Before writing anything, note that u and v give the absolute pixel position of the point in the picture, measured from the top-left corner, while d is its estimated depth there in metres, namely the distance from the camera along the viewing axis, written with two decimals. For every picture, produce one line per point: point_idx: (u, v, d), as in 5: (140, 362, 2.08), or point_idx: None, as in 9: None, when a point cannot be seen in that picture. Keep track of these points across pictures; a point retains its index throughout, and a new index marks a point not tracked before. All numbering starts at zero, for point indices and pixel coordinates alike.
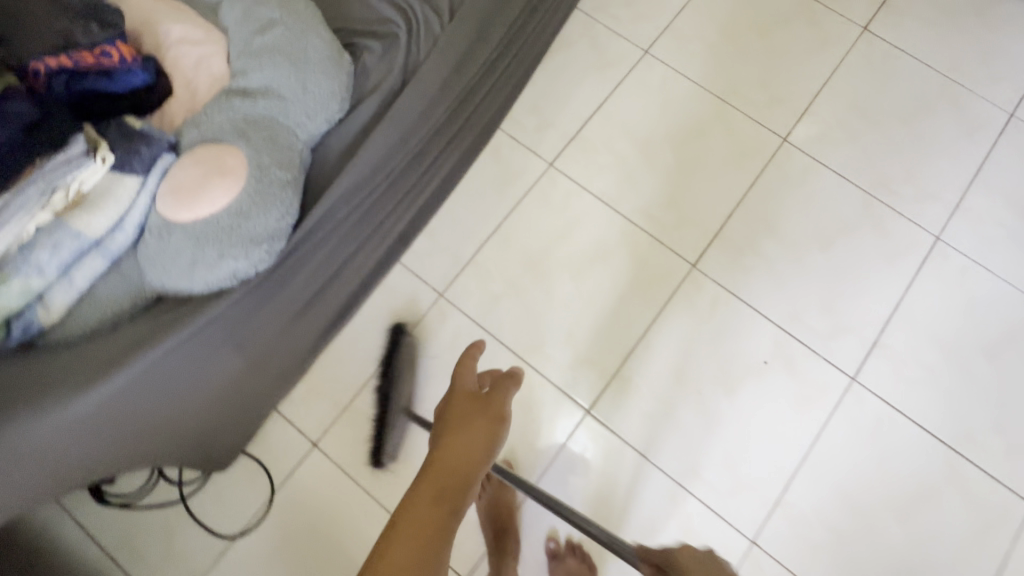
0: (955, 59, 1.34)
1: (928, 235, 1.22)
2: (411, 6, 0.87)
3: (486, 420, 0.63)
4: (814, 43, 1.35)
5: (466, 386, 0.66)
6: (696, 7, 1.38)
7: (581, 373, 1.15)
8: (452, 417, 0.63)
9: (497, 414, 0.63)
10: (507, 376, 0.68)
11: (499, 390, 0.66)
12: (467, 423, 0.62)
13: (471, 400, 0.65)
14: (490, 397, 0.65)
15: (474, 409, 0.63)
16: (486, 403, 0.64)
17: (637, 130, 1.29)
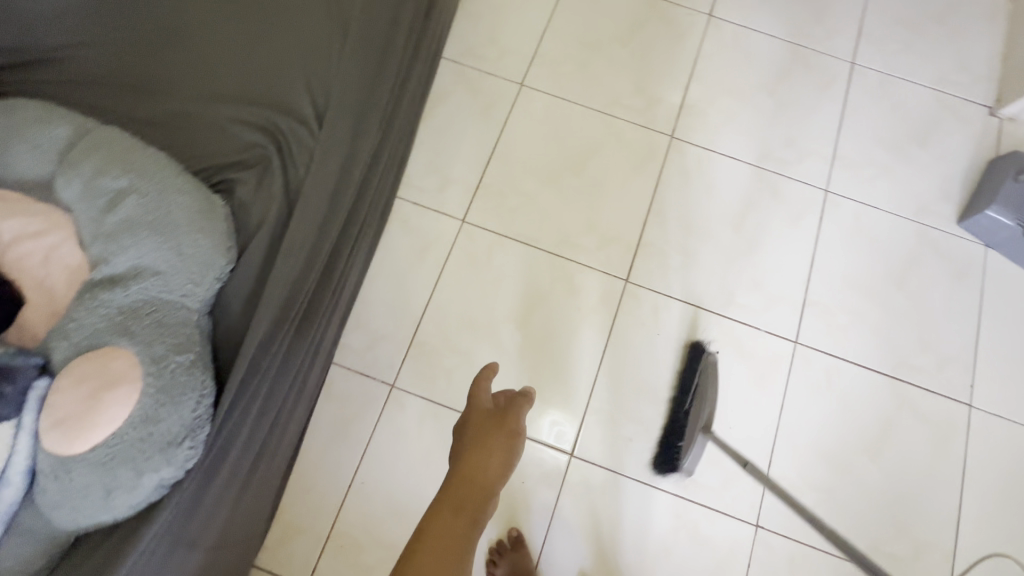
0: (793, 24, 1.45)
1: (818, 190, 1.31)
2: (275, 123, 0.80)
3: (503, 439, 0.66)
4: (671, 39, 1.42)
5: (482, 404, 0.70)
6: (555, 30, 1.41)
7: (555, 419, 1.14)
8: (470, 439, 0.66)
9: (512, 431, 0.67)
10: (521, 395, 0.71)
11: (513, 404, 0.69)
12: (486, 441, 0.65)
13: (485, 420, 0.68)
14: (503, 412, 0.68)
15: (488, 426, 0.67)
16: (501, 419, 0.67)
17: (536, 164, 1.29)
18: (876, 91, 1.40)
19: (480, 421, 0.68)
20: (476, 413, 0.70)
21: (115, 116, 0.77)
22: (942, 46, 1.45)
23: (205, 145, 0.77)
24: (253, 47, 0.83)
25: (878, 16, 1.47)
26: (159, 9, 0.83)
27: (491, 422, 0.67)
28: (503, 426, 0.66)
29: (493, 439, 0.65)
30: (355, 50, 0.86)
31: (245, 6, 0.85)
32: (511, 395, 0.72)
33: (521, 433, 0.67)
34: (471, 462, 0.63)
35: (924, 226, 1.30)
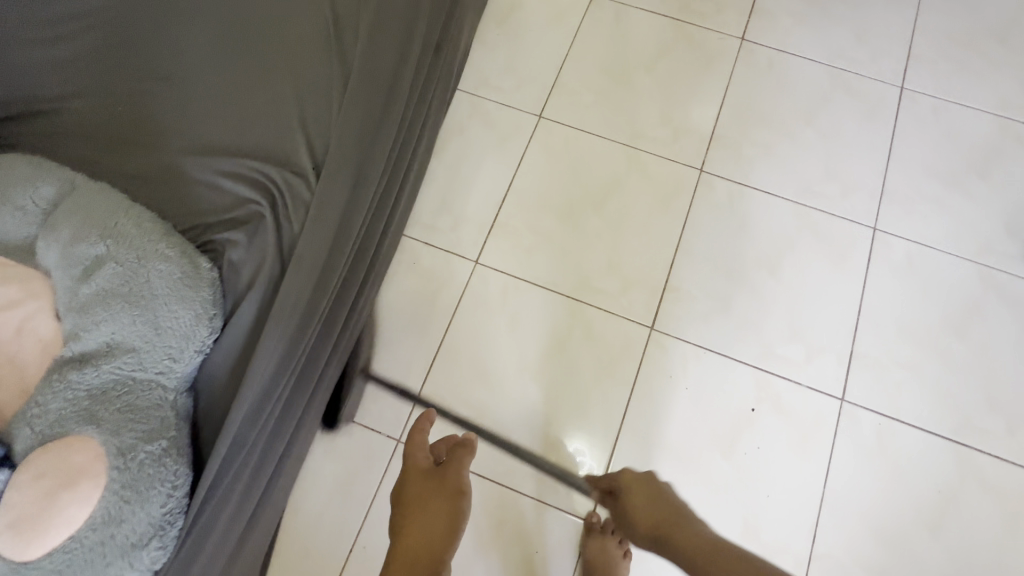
0: (835, 47, 1.35)
1: (864, 228, 1.20)
2: (270, 175, 0.75)
3: (444, 499, 0.77)
4: (700, 65, 1.33)
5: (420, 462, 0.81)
6: (576, 58, 1.34)
7: (573, 449, 1.06)
8: (415, 506, 0.77)
9: (455, 490, 0.78)
10: (461, 446, 0.82)
11: (454, 463, 0.81)
12: (426, 502, 0.77)
13: (426, 480, 0.80)
14: (444, 472, 0.80)
15: (431, 488, 0.79)
16: (441, 479, 0.79)
17: (554, 201, 1.22)
18: (928, 118, 1.28)
19: (417, 477, 0.80)
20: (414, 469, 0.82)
21: (107, 170, 0.74)
22: (1003, 67, 1.32)
23: (196, 201, 0.73)
24: (251, 93, 0.79)
25: (929, 37, 1.35)
26: (158, 58, 0.80)
27: (432, 484, 0.79)
28: (446, 487, 0.78)
29: (436, 500, 0.77)
30: (357, 94, 0.80)
31: (245, 52, 0.81)
32: (451, 449, 0.83)
33: (464, 492, 0.78)
34: (415, 534, 0.74)
35: (988, 268, 1.17)
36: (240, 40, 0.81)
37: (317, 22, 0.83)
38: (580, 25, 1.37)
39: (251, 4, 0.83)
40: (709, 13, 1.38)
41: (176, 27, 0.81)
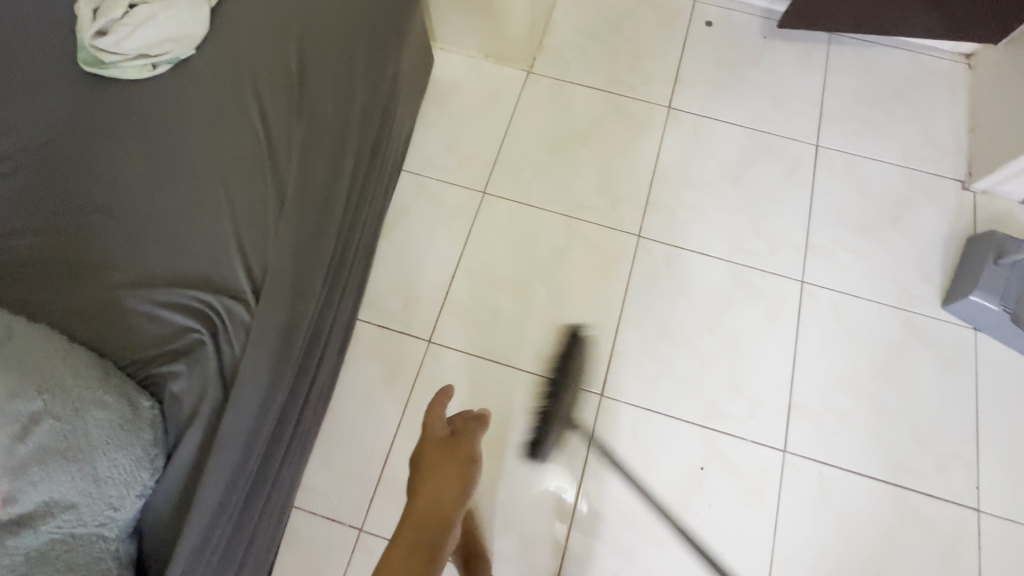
0: (754, 111, 1.45)
1: (793, 281, 1.28)
2: (209, 301, 0.77)
3: (459, 462, 0.76)
4: (632, 135, 1.42)
5: (437, 433, 0.78)
6: (516, 133, 1.41)
7: (542, 505, 1.10)
8: (433, 464, 0.76)
9: (467, 458, 0.76)
10: (476, 422, 0.81)
11: (466, 432, 0.79)
12: (442, 467, 0.75)
13: (444, 447, 0.78)
14: (458, 441, 0.78)
15: (449, 451, 0.77)
16: (455, 446, 0.77)
17: (501, 276, 1.27)
18: (843, 172, 1.39)
19: (435, 450, 0.77)
20: (431, 440, 0.79)
21: (43, 308, 0.75)
22: (906, 122, 1.44)
23: (133, 334, 0.75)
24: (186, 218, 0.81)
25: (838, 97, 1.47)
26: (94, 192, 0.83)
27: (447, 451, 0.77)
28: (459, 453, 0.77)
29: (451, 461, 0.75)
30: (293, 212, 0.84)
31: (179, 177, 0.84)
32: (464, 422, 0.81)
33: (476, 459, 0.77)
34: (431, 490, 0.72)
35: (907, 312, 1.25)
36: (176, 167, 0.84)
37: (248, 139, 0.86)
38: (517, 101, 1.45)
39: (186, 130, 0.86)
40: (637, 84, 1.48)
41: (111, 160, 0.85)
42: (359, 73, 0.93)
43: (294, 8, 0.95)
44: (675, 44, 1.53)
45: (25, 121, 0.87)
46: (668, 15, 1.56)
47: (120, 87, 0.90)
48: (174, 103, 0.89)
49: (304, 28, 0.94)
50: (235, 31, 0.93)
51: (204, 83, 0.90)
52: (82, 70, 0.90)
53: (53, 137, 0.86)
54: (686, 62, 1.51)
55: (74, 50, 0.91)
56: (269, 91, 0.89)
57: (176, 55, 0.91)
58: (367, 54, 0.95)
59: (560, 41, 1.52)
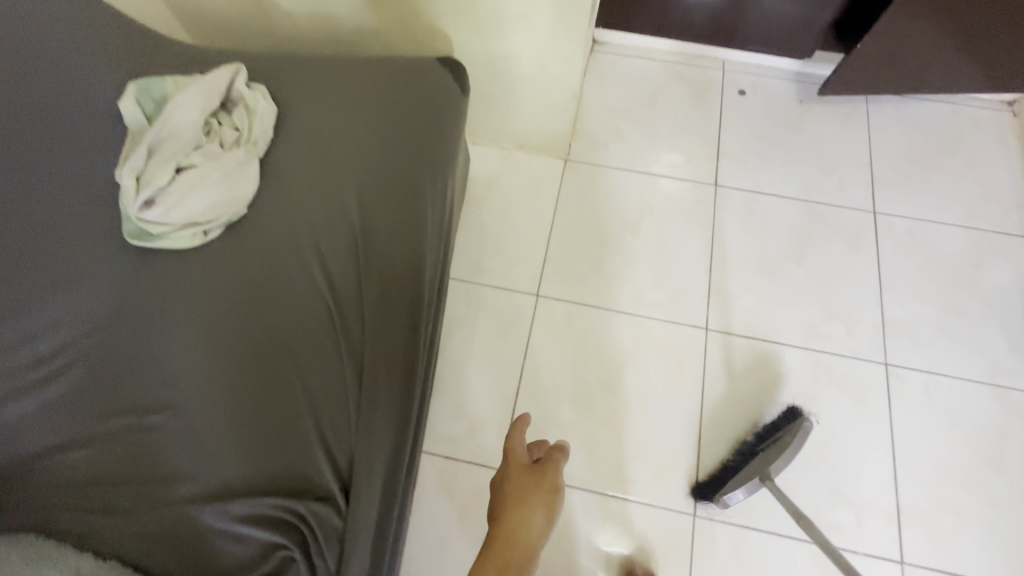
0: (804, 180, 1.40)
1: (877, 364, 1.21)
2: (295, 510, 0.70)
3: (543, 491, 0.77)
4: (681, 218, 1.36)
5: (520, 459, 0.80)
6: (562, 227, 1.36)
7: None
8: (516, 497, 0.76)
9: (552, 486, 0.77)
10: (557, 450, 0.82)
11: (553, 463, 0.80)
12: (528, 495, 0.77)
13: (529, 473, 0.79)
14: (544, 468, 0.80)
15: (533, 480, 0.78)
16: (542, 473, 0.79)
17: (569, 388, 1.19)
18: (906, 239, 1.33)
19: (519, 473, 0.79)
20: (512, 461, 0.81)
21: (114, 539, 0.68)
22: (959, 178, 1.40)
23: (215, 560, 0.67)
24: (259, 411, 0.75)
25: (887, 158, 1.43)
26: (155, 388, 0.76)
27: (533, 478, 0.78)
28: (546, 481, 0.78)
29: (534, 491, 0.77)
30: (375, 390, 0.77)
31: (247, 362, 0.77)
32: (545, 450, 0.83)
33: (562, 489, 0.78)
34: (515, 520, 0.73)
35: (1003, 388, 1.18)
36: (240, 350, 0.78)
37: (317, 310, 0.81)
38: (559, 192, 1.40)
39: (248, 307, 0.81)
40: (678, 162, 1.43)
41: (168, 350, 0.78)
42: (422, 218, 0.88)
43: (349, 161, 0.91)
44: (710, 118, 1.49)
45: (75, 312, 0.81)
46: (699, 87, 1.53)
47: (168, 260, 0.84)
48: (231, 276, 0.83)
49: (361, 179, 0.90)
50: (288, 188, 0.89)
51: (263, 250, 0.84)
52: (127, 242, 0.84)
53: (106, 328, 0.80)
54: (725, 135, 1.47)
55: (118, 222, 0.85)
56: (333, 255, 0.84)
57: (227, 220, 0.85)
58: (427, 195, 0.90)
59: (593, 125, 1.48)
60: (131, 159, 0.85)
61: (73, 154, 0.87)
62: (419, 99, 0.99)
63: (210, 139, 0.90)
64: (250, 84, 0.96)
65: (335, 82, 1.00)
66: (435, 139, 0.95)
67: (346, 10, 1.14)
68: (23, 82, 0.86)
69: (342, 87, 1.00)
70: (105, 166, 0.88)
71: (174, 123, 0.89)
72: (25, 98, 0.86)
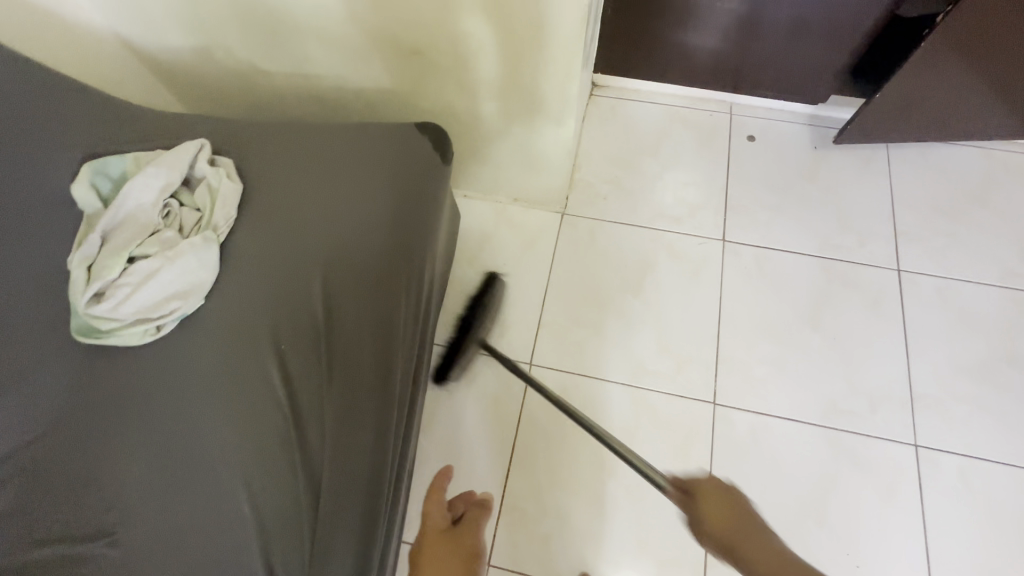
0: (820, 235, 1.30)
1: (906, 446, 1.09)
2: None
3: (460, 564, 0.73)
4: (686, 278, 1.27)
5: (436, 525, 0.76)
6: (557, 287, 1.28)
7: None
8: (432, 567, 0.71)
9: (472, 555, 0.74)
10: (480, 509, 0.79)
11: (470, 525, 0.78)
12: (442, 572, 0.71)
13: (444, 545, 0.75)
14: (462, 534, 0.77)
15: (451, 550, 0.75)
16: (460, 542, 0.76)
17: (565, 471, 1.12)
18: (934, 300, 1.22)
19: (433, 543, 0.75)
20: (428, 525, 0.77)
21: None
22: (993, 232, 1.28)
23: None
24: (209, 538, 0.69)
25: (912, 209, 1.32)
26: (96, 509, 0.70)
27: (449, 548, 0.75)
28: (463, 552, 0.74)
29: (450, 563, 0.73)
30: (334, 510, 0.71)
31: (199, 481, 0.71)
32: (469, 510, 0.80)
33: (480, 555, 0.75)
34: None
35: None
36: (192, 467, 0.72)
37: (276, 423, 0.74)
38: (555, 249, 1.32)
39: (201, 416, 0.74)
40: (683, 216, 1.34)
41: (113, 465, 0.72)
42: (395, 315, 0.81)
43: (317, 243, 0.84)
44: (718, 167, 1.40)
45: (17, 418, 0.75)
46: (705, 133, 1.44)
47: (119, 360, 0.77)
48: (183, 381, 0.76)
49: (329, 264, 0.83)
50: (251, 278, 0.82)
51: (220, 350, 0.77)
52: (75, 338, 0.77)
53: (49, 436, 0.74)
54: (734, 186, 1.37)
55: (67, 316, 0.79)
56: (295, 353, 0.77)
57: (182, 312, 0.78)
58: (402, 287, 0.83)
59: (592, 175, 1.40)
60: (83, 248, 0.79)
61: (19, 242, 0.81)
62: (396, 172, 0.92)
63: (168, 223, 0.84)
64: (215, 160, 0.90)
65: (308, 154, 0.93)
66: (412, 221, 0.89)
67: (324, 70, 1.08)
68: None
69: (317, 159, 0.93)
70: (57, 253, 0.82)
71: (130, 207, 0.83)
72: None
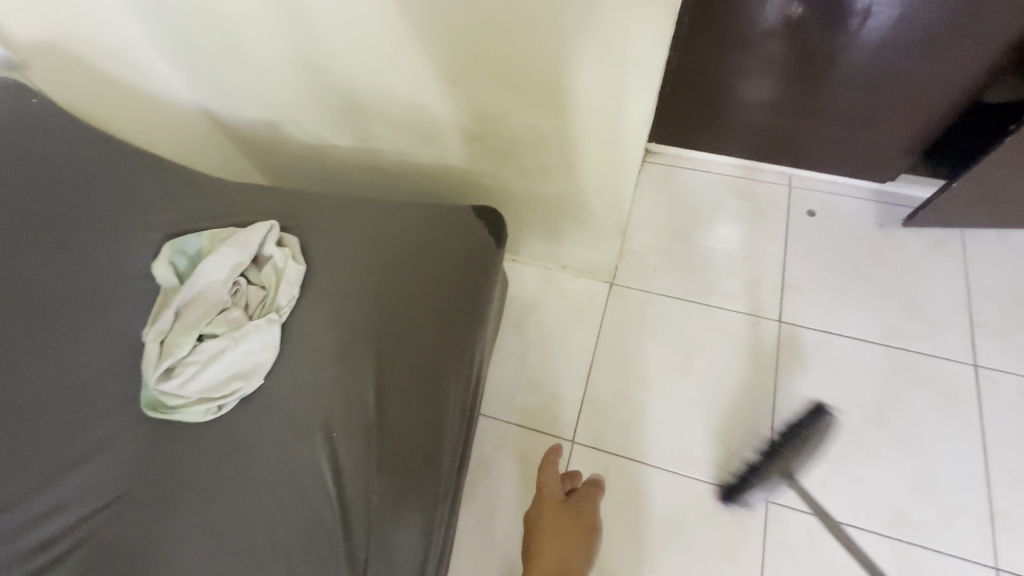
0: (887, 322, 1.23)
1: (983, 567, 1.00)
2: None
3: (579, 528, 0.92)
4: (739, 360, 1.22)
5: (553, 494, 0.97)
6: (604, 361, 1.25)
7: None
8: (555, 524, 0.92)
9: (590, 524, 0.92)
10: (591, 486, 0.97)
11: (586, 501, 0.96)
12: (564, 529, 0.91)
13: (563, 510, 0.95)
14: (579, 505, 0.95)
15: (567, 515, 0.94)
16: (579, 511, 0.94)
17: (605, 562, 1.07)
18: (1017, 403, 1.13)
19: (553, 507, 0.95)
20: (547, 492, 0.97)
21: None
22: None
23: None
24: None
25: (991, 300, 1.23)
26: None
27: (568, 512, 0.94)
28: (580, 518, 0.93)
29: (567, 523, 0.92)
30: None
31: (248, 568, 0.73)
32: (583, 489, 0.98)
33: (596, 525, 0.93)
34: (554, 549, 0.88)
35: None
36: (243, 551, 0.74)
37: (322, 511, 0.75)
38: (603, 322, 1.30)
39: (254, 501, 0.76)
40: (737, 292, 1.30)
41: (167, 546, 0.74)
42: (446, 402, 0.83)
43: (374, 325, 0.87)
44: (775, 242, 1.36)
45: (80, 490, 0.78)
46: (762, 206, 1.41)
47: (181, 437, 0.80)
48: (239, 460, 0.79)
49: (385, 347, 0.86)
50: (308, 367, 0.84)
51: (274, 441, 0.80)
52: (143, 410, 0.82)
53: (107, 510, 0.76)
54: (792, 263, 1.33)
55: (137, 391, 0.83)
56: (346, 437, 0.79)
57: (242, 392, 0.82)
58: (454, 373, 0.86)
59: (643, 245, 1.38)
60: (158, 323, 0.84)
61: (93, 316, 0.84)
62: (454, 255, 0.95)
63: (236, 301, 0.88)
64: (283, 240, 0.94)
65: (365, 238, 0.96)
66: (465, 306, 0.91)
67: (387, 146, 1.12)
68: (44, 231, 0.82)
69: (377, 241, 0.96)
70: (133, 329, 0.86)
71: (203, 283, 0.87)
72: (44, 248, 0.82)
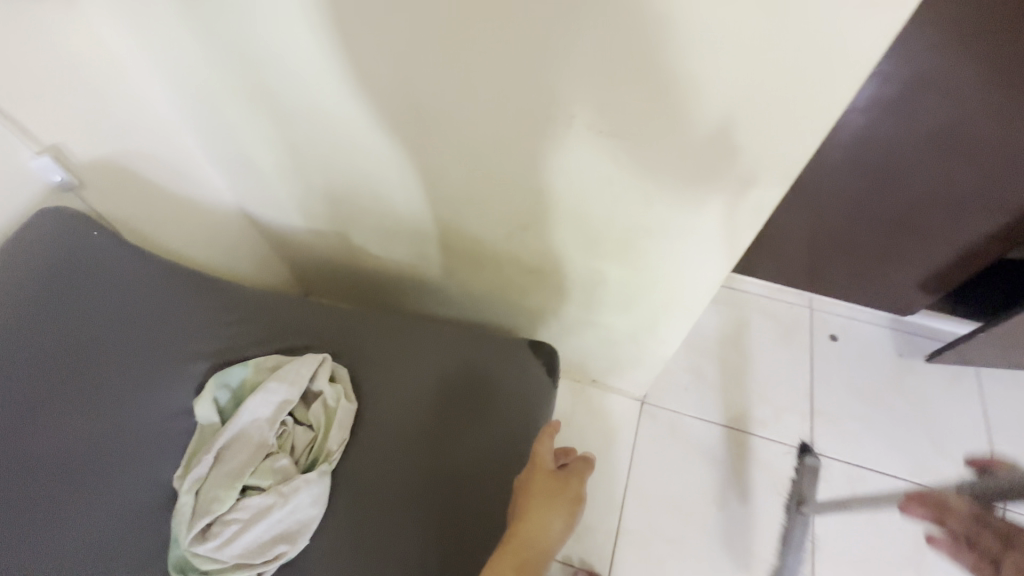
0: (915, 457, 1.25)
1: None
2: None
3: (567, 500, 0.73)
4: (774, 492, 1.21)
5: (545, 463, 0.75)
6: (638, 488, 1.21)
7: None
8: (540, 493, 0.72)
9: (575, 496, 0.73)
10: (583, 461, 0.77)
11: (578, 474, 0.76)
12: (550, 500, 0.72)
13: (553, 480, 0.74)
14: (568, 476, 0.75)
15: (556, 488, 0.73)
16: (567, 483, 0.74)
17: None
18: None
19: (541, 479, 0.74)
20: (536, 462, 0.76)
21: None
22: None
23: None
24: None
25: (1011, 439, 1.27)
26: None
27: (558, 484, 0.74)
28: (568, 491, 0.73)
29: (559, 496, 0.72)
30: None
31: None
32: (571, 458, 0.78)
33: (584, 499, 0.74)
34: (536, 521, 0.69)
35: None
36: None
37: None
38: (635, 443, 1.27)
39: None
40: (767, 418, 1.30)
41: None
42: None
43: (428, 480, 0.82)
44: (801, 366, 1.38)
45: None
46: (786, 328, 1.44)
47: None
48: None
49: (440, 507, 0.80)
50: (358, 516, 0.80)
51: None
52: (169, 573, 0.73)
53: None
54: (819, 388, 1.34)
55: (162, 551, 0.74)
56: None
57: (286, 556, 0.75)
58: None
59: (672, 362, 1.38)
60: (192, 470, 0.76)
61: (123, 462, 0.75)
62: (509, 399, 0.91)
63: (281, 443, 0.82)
64: (333, 372, 0.90)
65: (418, 376, 0.92)
66: (516, 433, 0.88)
67: (432, 264, 1.10)
68: (66, 374, 0.71)
69: (429, 380, 0.92)
70: (168, 473, 0.79)
71: (245, 423, 0.80)
72: (80, 392, 0.72)
